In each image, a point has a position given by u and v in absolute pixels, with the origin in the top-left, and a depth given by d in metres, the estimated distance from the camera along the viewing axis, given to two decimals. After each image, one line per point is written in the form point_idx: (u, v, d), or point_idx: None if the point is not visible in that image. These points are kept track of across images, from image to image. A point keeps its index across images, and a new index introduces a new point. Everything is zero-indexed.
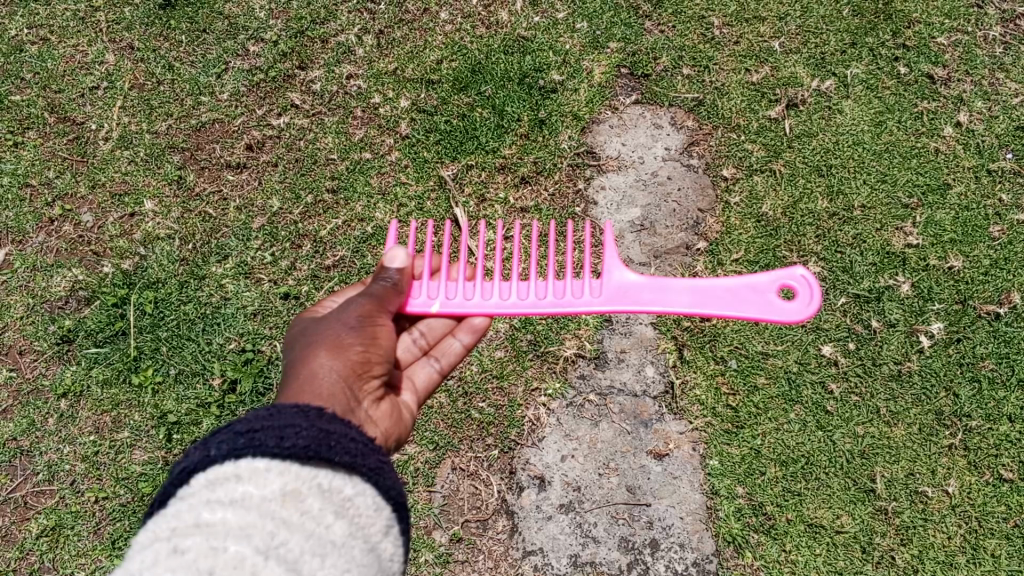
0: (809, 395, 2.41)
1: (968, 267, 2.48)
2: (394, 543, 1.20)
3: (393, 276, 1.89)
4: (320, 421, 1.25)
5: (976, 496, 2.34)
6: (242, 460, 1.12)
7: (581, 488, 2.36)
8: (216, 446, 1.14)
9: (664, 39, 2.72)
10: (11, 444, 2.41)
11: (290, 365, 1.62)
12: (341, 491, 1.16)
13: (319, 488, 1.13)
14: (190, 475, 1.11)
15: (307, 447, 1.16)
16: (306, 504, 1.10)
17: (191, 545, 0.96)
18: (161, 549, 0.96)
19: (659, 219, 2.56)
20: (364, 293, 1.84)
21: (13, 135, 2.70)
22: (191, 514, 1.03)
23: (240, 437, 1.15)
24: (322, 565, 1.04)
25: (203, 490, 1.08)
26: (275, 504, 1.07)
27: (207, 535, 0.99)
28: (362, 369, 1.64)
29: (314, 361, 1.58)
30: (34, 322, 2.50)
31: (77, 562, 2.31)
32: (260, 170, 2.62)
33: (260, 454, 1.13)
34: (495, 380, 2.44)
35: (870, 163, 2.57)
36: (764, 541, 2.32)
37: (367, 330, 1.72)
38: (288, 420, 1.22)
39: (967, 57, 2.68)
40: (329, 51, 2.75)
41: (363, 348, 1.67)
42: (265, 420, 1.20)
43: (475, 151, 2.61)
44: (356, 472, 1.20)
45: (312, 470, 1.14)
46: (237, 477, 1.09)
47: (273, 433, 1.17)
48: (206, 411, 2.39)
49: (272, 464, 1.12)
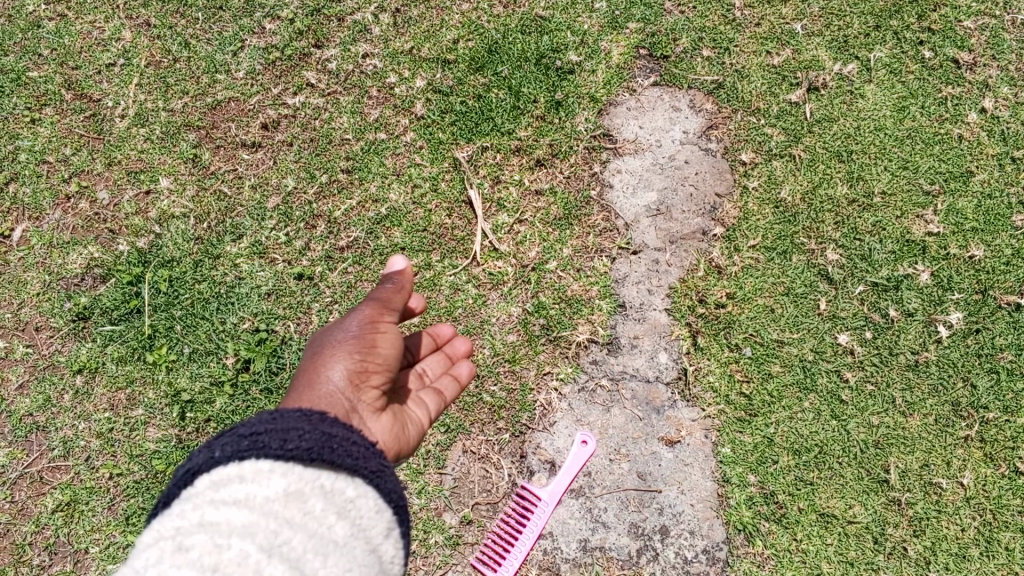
0: (824, 383, 2.39)
1: (989, 257, 2.44)
2: (394, 545, 1.28)
3: (396, 278, 1.97)
4: (324, 424, 1.33)
5: (991, 488, 2.31)
6: (246, 463, 1.21)
7: (592, 473, 2.35)
8: (220, 447, 1.22)
9: (684, 20, 2.68)
10: (27, 420, 2.43)
11: (298, 375, 1.74)
12: (342, 493, 1.25)
13: (322, 489, 1.23)
14: (195, 476, 1.19)
15: (309, 449, 1.26)
16: (308, 505, 1.19)
17: (195, 543, 1.04)
18: (165, 547, 1.04)
19: (676, 203, 2.54)
20: (366, 300, 1.90)
21: (31, 111, 2.70)
22: (196, 514, 1.11)
23: (244, 439, 1.24)
24: (322, 564, 1.13)
25: (207, 490, 1.16)
26: (276, 505, 1.16)
27: (211, 533, 1.07)
28: (361, 378, 1.70)
29: (318, 379, 1.67)
30: (51, 299, 2.52)
31: (91, 537, 2.34)
32: (275, 149, 2.61)
33: (263, 456, 1.22)
34: (508, 364, 2.42)
35: (892, 148, 2.53)
36: (776, 529, 2.31)
37: (367, 339, 1.78)
38: (291, 422, 1.31)
39: (993, 42, 2.62)
40: (346, 30, 2.73)
41: (362, 357, 1.73)
42: (266, 422, 1.28)
43: (490, 133, 2.59)
44: (358, 474, 1.29)
45: (315, 473, 1.24)
46: (241, 478, 1.19)
47: (277, 435, 1.25)
48: (220, 390, 2.41)
49: (275, 466, 1.21)
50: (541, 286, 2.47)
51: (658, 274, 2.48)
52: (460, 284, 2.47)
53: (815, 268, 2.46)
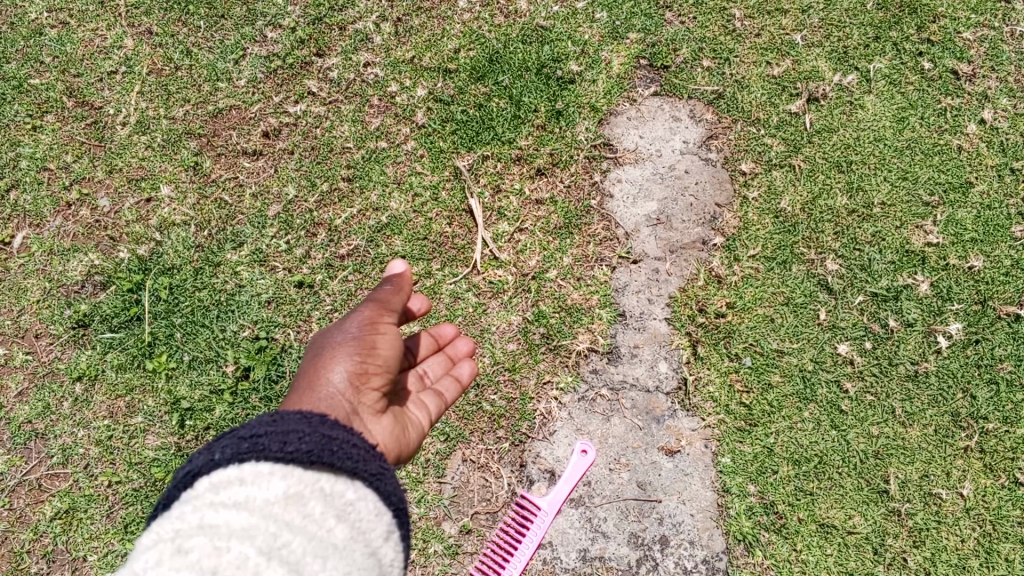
0: (824, 393, 2.39)
1: (988, 267, 2.44)
2: (394, 548, 1.28)
3: (395, 282, 1.97)
4: (323, 426, 1.33)
5: (991, 499, 2.31)
6: (246, 465, 1.21)
7: (592, 482, 2.34)
8: (220, 450, 1.23)
9: (685, 30, 2.69)
10: (26, 428, 2.43)
11: (299, 377, 1.74)
12: (342, 496, 1.25)
13: (322, 491, 1.23)
14: (195, 478, 1.19)
15: (310, 451, 1.26)
16: (308, 507, 1.19)
17: (195, 545, 1.04)
18: (165, 549, 1.04)
19: (676, 213, 2.54)
20: (366, 302, 1.90)
21: (32, 118, 2.70)
22: (195, 515, 1.11)
23: (244, 441, 1.24)
24: (322, 567, 1.12)
25: (207, 493, 1.16)
26: (276, 507, 1.16)
27: (211, 535, 1.07)
28: (361, 380, 1.70)
29: (318, 381, 1.67)
30: (51, 306, 2.51)
31: (89, 545, 2.33)
32: (276, 158, 2.62)
33: (263, 458, 1.22)
34: (507, 373, 2.42)
35: (891, 159, 2.54)
36: (775, 539, 2.31)
37: (367, 340, 1.78)
38: (292, 424, 1.31)
39: (992, 53, 2.63)
40: (347, 39, 2.74)
41: (362, 358, 1.73)
42: (267, 425, 1.29)
43: (491, 142, 2.60)
44: (359, 476, 1.29)
45: (315, 475, 1.25)
46: (241, 480, 1.19)
47: (277, 438, 1.26)
48: (219, 397, 2.40)
49: (276, 468, 1.22)
50: (541, 295, 2.47)
51: (658, 284, 2.48)
52: (460, 293, 2.47)
53: (815, 278, 2.46)
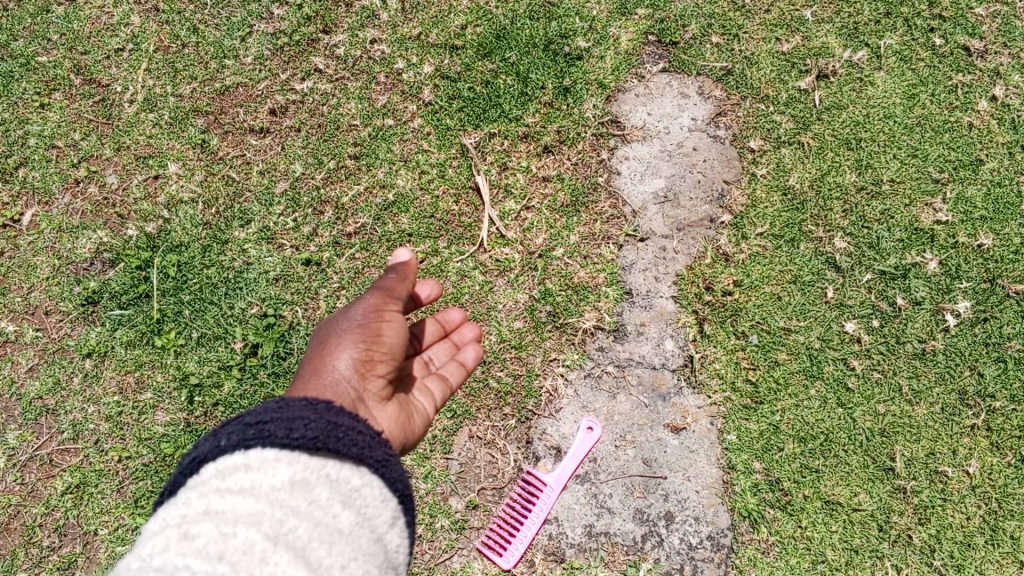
0: (830, 371, 2.39)
1: (998, 245, 2.43)
2: (399, 534, 1.29)
3: (400, 268, 1.98)
4: (329, 412, 1.34)
5: (997, 477, 2.32)
6: (251, 451, 1.22)
7: (597, 459, 2.36)
8: (226, 436, 1.24)
9: (693, 6, 2.67)
10: (37, 404, 2.46)
11: (304, 363, 1.75)
12: (348, 482, 1.26)
13: (328, 477, 1.24)
14: (200, 465, 1.21)
15: (316, 438, 1.27)
16: (314, 493, 1.20)
17: (201, 531, 1.08)
18: (171, 535, 1.07)
19: (683, 190, 2.53)
20: (372, 289, 1.92)
21: (40, 96, 2.71)
22: (201, 502, 1.13)
23: (250, 428, 1.25)
24: (328, 552, 1.15)
25: (213, 479, 1.18)
26: (282, 493, 1.18)
27: (217, 522, 1.10)
28: (367, 367, 1.71)
29: (323, 367, 1.68)
30: (60, 283, 2.53)
31: (100, 519, 2.36)
32: (283, 135, 2.62)
33: (269, 445, 1.23)
34: (514, 350, 2.43)
35: (901, 136, 2.52)
36: (780, 516, 2.32)
37: (372, 328, 1.78)
38: (297, 411, 1.32)
39: (1005, 29, 2.60)
40: (354, 15, 2.72)
41: (368, 345, 1.74)
42: (273, 412, 1.30)
43: (498, 119, 2.59)
44: (364, 463, 1.30)
45: (321, 461, 1.26)
46: (246, 466, 1.20)
47: (282, 424, 1.26)
48: (228, 373, 2.42)
49: (281, 454, 1.23)
50: (548, 273, 2.47)
51: (665, 262, 2.48)
52: (466, 271, 2.48)
53: (822, 256, 2.45)
